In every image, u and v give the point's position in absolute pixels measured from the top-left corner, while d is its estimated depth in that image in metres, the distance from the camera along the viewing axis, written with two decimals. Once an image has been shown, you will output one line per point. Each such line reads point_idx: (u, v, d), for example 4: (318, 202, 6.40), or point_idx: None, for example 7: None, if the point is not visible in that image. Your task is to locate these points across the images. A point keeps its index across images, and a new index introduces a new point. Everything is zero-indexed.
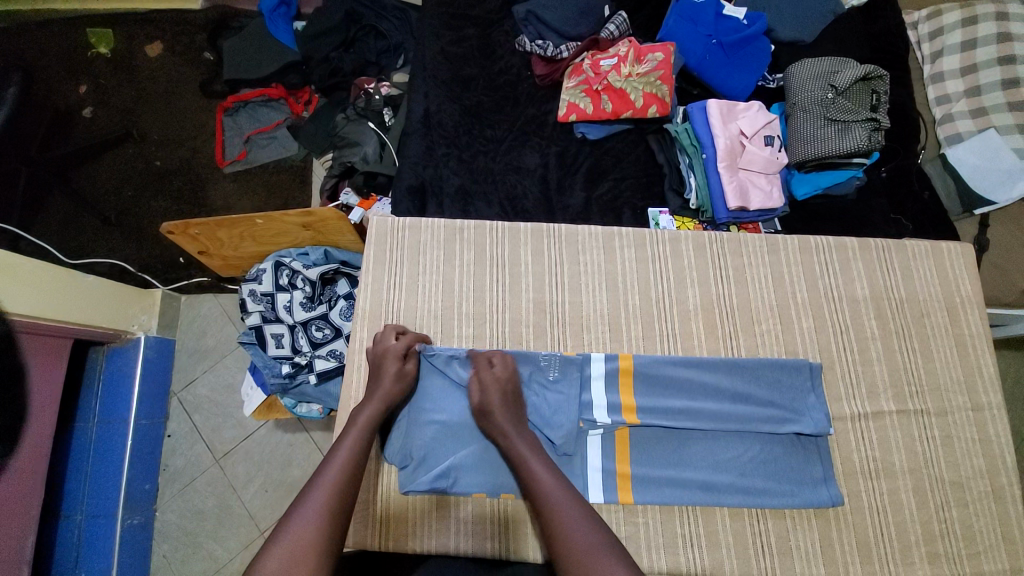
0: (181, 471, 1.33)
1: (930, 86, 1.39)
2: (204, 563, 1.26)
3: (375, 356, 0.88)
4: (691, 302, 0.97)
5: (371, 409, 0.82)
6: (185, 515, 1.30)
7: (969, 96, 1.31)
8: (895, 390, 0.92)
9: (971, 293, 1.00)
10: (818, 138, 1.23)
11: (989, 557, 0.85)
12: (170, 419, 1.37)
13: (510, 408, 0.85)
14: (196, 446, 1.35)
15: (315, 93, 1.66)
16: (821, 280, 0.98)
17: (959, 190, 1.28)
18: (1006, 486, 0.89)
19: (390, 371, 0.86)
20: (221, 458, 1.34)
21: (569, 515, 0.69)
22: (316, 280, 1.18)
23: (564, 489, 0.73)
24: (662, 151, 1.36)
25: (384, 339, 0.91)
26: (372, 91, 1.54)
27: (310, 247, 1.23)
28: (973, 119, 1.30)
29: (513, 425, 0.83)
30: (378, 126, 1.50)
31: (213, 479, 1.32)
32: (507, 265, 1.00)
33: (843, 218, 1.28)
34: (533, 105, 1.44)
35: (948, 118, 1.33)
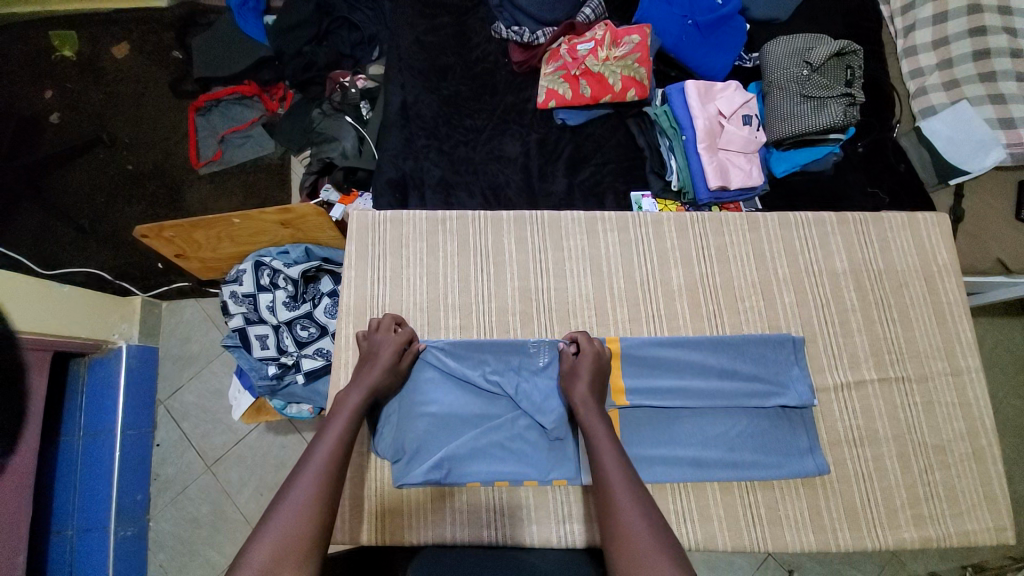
0: (173, 479, 1.31)
1: (903, 60, 1.40)
2: (202, 569, 1.25)
3: (369, 348, 0.87)
4: (675, 282, 0.98)
5: (357, 395, 0.81)
6: (180, 523, 1.28)
7: (942, 68, 1.34)
8: (876, 359, 0.94)
9: (948, 261, 1.02)
10: (794, 115, 1.25)
11: (973, 516, 0.88)
12: (157, 428, 1.35)
13: (595, 390, 0.83)
14: (187, 453, 1.33)
15: (289, 89, 1.62)
16: (802, 256, 0.99)
17: (934, 160, 1.30)
18: (987, 447, 0.91)
19: (380, 363, 0.85)
20: (213, 464, 1.33)
21: (624, 503, 0.68)
22: (298, 279, 1.16)
23: (624, 475, 0.71)
24: (642, 134, 1.36)
25: (373, 331, 0.90)
26: (347, 84, 1.52)
27: (290, 246, 1.21)
28: (946, 91, 1.32)
29: (590, 407, 0.81)
30: (356, 120, 1.48)
31: (206, 485, 1.31)
32: (491, 254, 0.99)
33: (822, 194, 1.29)
34: (512, 93, 1.42)
35: (922, 91, 1.35)
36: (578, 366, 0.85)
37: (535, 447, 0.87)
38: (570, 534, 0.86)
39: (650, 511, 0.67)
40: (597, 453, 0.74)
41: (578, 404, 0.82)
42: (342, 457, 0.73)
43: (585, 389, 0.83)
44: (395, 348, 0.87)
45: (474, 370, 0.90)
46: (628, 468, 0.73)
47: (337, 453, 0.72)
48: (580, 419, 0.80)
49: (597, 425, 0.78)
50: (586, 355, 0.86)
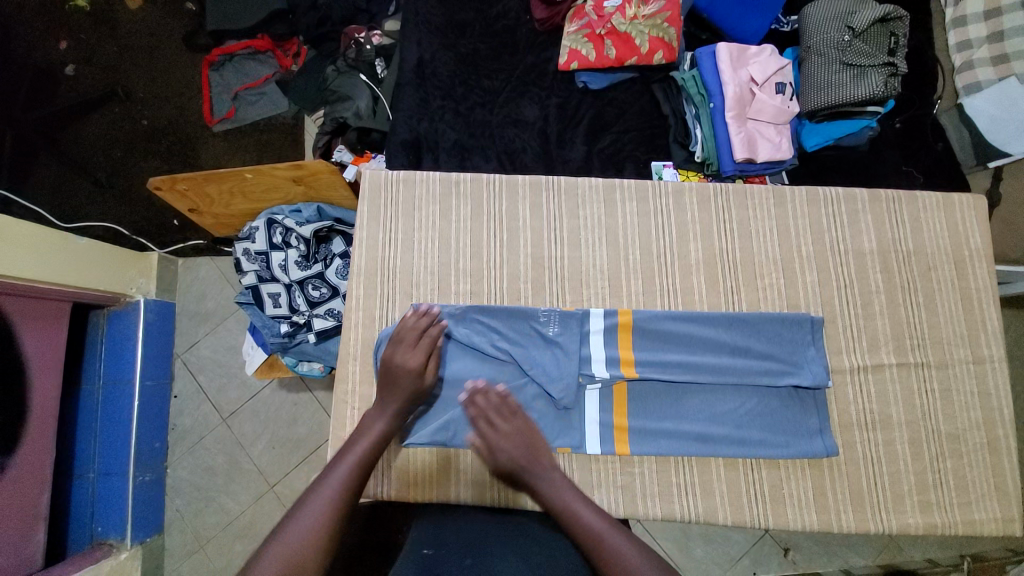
0: (189, 429, 1.36)
1: (950, 32, 1.31)
2: (218, 515, 1.31)
3: (392, 369, 0.85)
4: (694, 257, 0.94)
5: (384, 417, 0.82)
6: (197, 471, 1.34)
7: (991, 42, 1.25)
8: (897, 343, 0.91)
9: (981, 246, 0.97)
10: (832, 85, 1.17)
11: (981, 505, 0.87)
12: (175, 380, 1.39)
13: (516, 439, 0.82)
14: (202, 406, 1.38)
15: (303, 45, 1.59)
16: (829, 234, 0.95)
17: (973, 140, 1.24)
18: (1003, 438, 0.89)
19: (408, 385, 0.84)
20: (227, 417, 1.37)
21: (620, 547, 0.69)
22: (310, 238, 1.15)
23: (604, 520, 0.73)
24: (667, 101, 1.31)
25: (397, 345, 0.86)
26: (363, 41, 1.48)
27: (302, 205, 1.19)
28: (994, 66, 1.24)
29: (541, 464, 0.79)
30: (370, 79, 1.46)
31: (221, 436, 1.36)
32: (505, 220, 0.97)
33: (852, 171, 1.24)
34: (532, 53, 1.38)
35: (968, 65, 1.27)
36: (497, 438, 0.81)
37: (541, 415, 0.88)
38: None
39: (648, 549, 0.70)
40: (568, 505, 0.74)
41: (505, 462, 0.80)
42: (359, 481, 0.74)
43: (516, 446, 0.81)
44: (416, 375, 0.85)
45: (483, 338, 0.90)
46: (605, 513, 0.74)
47: (350, 484, 0.73)
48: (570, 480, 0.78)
49: (549, 479, 0.78)
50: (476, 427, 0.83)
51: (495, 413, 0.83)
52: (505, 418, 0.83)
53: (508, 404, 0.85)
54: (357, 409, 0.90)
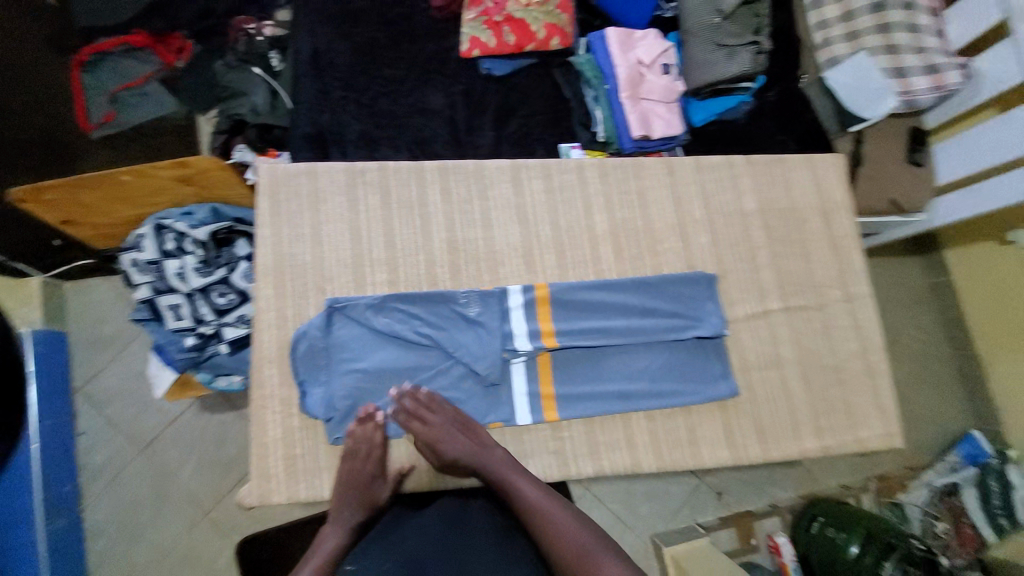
0: (103, 467, 1.24)
1: (810, 12, 1.49)
2: (149, 551, 1.22)
3: (347, 479, 0.82)
4: (599, 228, 1.00)
5: (338, 533, 0.83)
6: (119, 509, 1.23)
7: (843, 21, 1.43)
8: (781, 290, 1.01)
9: (843, 198, 1.09)
10: (708, 63, 1.29)
11: (866, 425, 0.98)
12: (78, 417, 1.26)
13: (465, 440, 0.84)
14: (115, 439, 1.26)
15: (186, 40, 1.47)
16: (716, 197, 1.04)
17: (835, 110, 1.43)
18: (877, 363, 1.01)
19: (364, 498, 0.83)
20: (145, 447, 1.26)
21: (562, 525, 0.78)
22: (207, 241, 1.08)
23: (543, 496, 0.81)
24: (568, 85, 1.39)
25: (351, 460, 0.83)
26: (252, 32, 1.47)
27: (194, 207, 1.11)
28: (848, 42, 1.42)
29: (484, 452, 0.84)
30: (265, 72, 1.44)
31: (141, 468, 1.25)
32: (415, 207, 0.96)
33: (737, 141, 1.37)
34: (432, 41, 1.42)
35: (825, 43, 1.45)
36: (431, 434, 0.83)
37: (470, 394, 0.90)
38: None
39: (585, 520, 0.79)
40: (510, 488, 0.81)
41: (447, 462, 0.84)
42: None
43: (468, 452, 0.83)
44: (377, 485, 0.84)
45: (404, 325, 0.89)
46: (544, 489, 0.82)
47: None
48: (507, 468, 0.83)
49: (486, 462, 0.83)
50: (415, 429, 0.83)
51: (427, 408, 0.85)
52: (432, 409, 0.85)
53: (433, 399, 0.86)
54: (278, 413, 0.86)
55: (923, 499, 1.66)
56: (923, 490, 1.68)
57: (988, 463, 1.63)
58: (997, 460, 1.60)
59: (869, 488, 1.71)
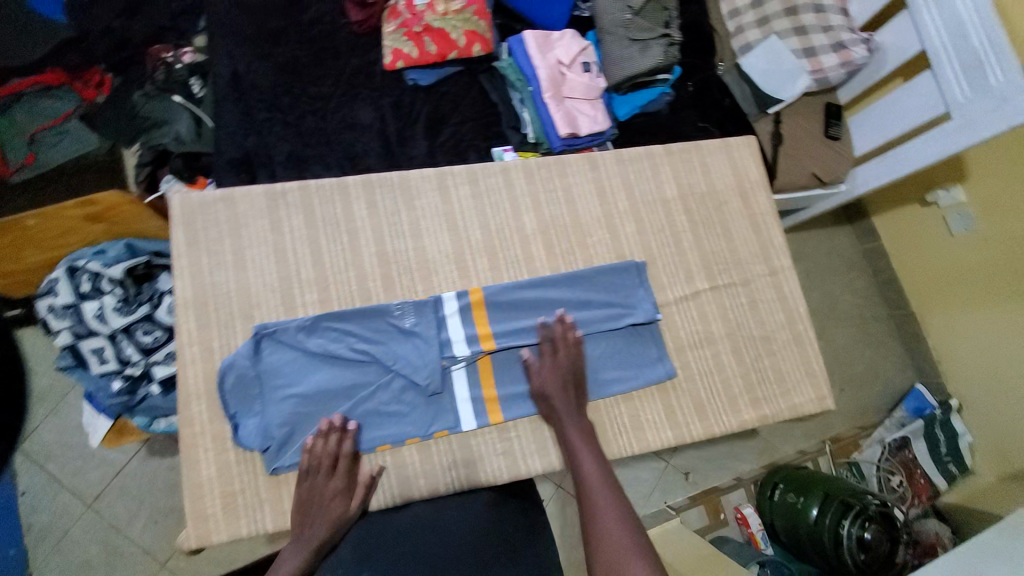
0: (49, 526, 1.22)
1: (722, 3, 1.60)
2: None
3: (308, 493, 0.81)
4: (529, 227, 1.01)
5: (299, 554, 0.77)
6: (68, 569, 1.21)
7: (754, 8, 1.53)
8: (707, 270, 1.05)
9: (758, 177, 1.14)
10: (624, 59, 1.34)
11: (799, 390, 1.03)
12: (18, 476, 1.24)
13: (566, 396, 0.89)
14: (59, 496, 1.24)
15: (106, 73, 1.46)
16: (638, 187, 1.07)
17: (753, 93, 1.51)
18: (803, 330, 1.06)
19: (327, 515, 0.80)
20: (93, 502, 1.25)
21: (605, 514, 0.78)
22: (125, 279, 1.04)
23: (602, 480, 0.82)
24: (495, 90, 1.41)
25: (311, 473, 0.81)
26: (171, 60, 1.47)
27: (107, 244, 1.06)
28: (760, 28, 1.51)
29: (572, 412, 0.88)
30: (186, 99, 1.43)
31: (90, 524, 1.24)
32: (341, 224, 0.95)
33: (661, 131, 1.42)
34: (356, 55, 1.42)
35: (739, 31, 1.54)
36: (550, 370, 0.90)
37: (412, 407, 0.88)
38: (458, 478, 0.89)
39: (631, 516, 0.78)
40: (578, 460, 0.84)
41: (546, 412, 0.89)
42: None
43: (565, 405, 0.88)
44: (340, 500, 0.81)
45: (339, 344, 0.88)
46: (606, 470, 0.83)
47: None
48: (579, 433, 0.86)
49: (570, 424, 0.87)
50: (538, 369, 0.90)
51: (563, 348, 0.92)
52: (568, 352, 0.92)
53: (578, 347, 0.93)
54: (211, 450, 0.84)
55: (875, 456, 1.73)
56: (875, 448, 1.75)
57: (934, 415, 1.74)
58: (941, 409, 1.75)
59: (824, 451, 1.77)
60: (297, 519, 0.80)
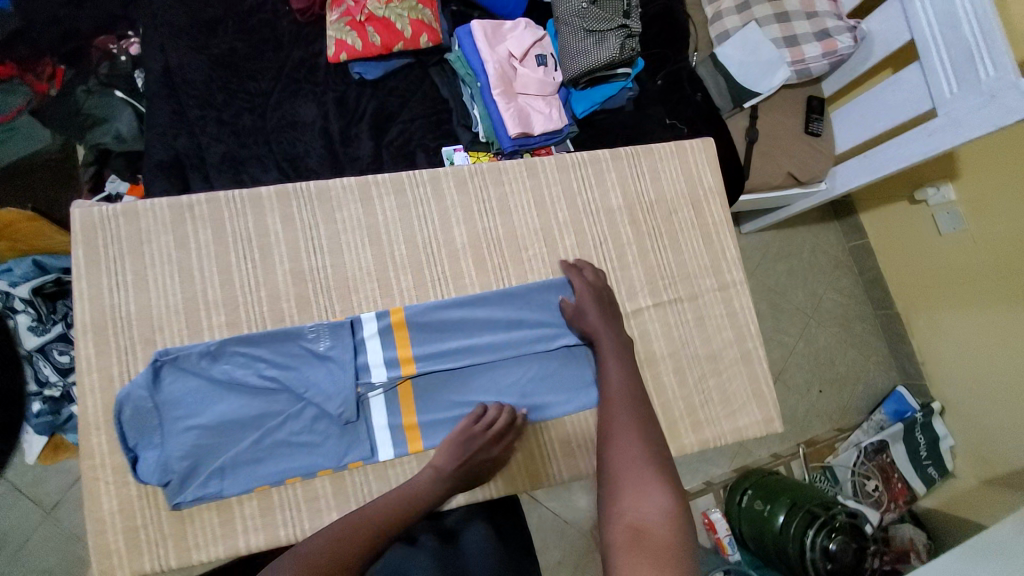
0: (8, 536, 1.16)
1: None
2: None
3: (468, 438, 0.82)
4: (458, 241, 0.94)
5: (435, 480, 0.79)
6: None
7: None
8: (650, 286, 0.98)
9: (713, 183, 1.06)
10: (579, 52, 1.25)
11: (744, 413, 0.97)
12: None
13: (609, 321, 0.89)
14: (18, 504, 1.17)
15: (59, 65, 1.36)
16: (580, 196, 0.99)
17: (728, 87, 1.40)
18: (753, 349, 1.00)
19: (477, 462, 0.82)
20: (53, 509, 1.18)
21: (623, 434, 0.76)
22: (34, 298, 1.03)
23: (628, 401, 0.80)
24: (446, 86, 1.33)
25: (479, 426, 0.83)
26: (115, 52, 1.36)
27: (13, 262, 1.03)
28: (739, 14, 1.42)
29: (611, 331, 0.88)
30: (128, 95, 1.34)
31: (52, 533, 1.18)
32: (253, 239, 0.89)
33: (621, 129, 1.33)
34: (298, 47, 1.32)
35: (717, 17, 1.43)
36: (585, 301, 0.90)
37: (325, 436, 0.83)
38: None
39: (652, 441, 0.75)
40: (606, 379, 0.84)
41: (592, 336, 0.88)
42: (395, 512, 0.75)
43: (604, 327, 0.88)
44: (493, 457, 0.83)
45: (247, 370, 0.83)
46: (634, 392, 0.82)
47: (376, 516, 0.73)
48: (609, 356, 0.86)
49: (610, 346, 0.87)
50: (584, 290, 0.90)
51: (596, 287, 0.92)
52: (599, 287, 0.92)
53: (606, 285, 0.93)
54: (112, 482, 0.80)
55: (851, 460, 1.61)
56: (851, 452, 1.63)
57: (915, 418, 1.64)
58: (923, 412, 1.64)
59: (797, 454, 1.67)
60: (446, 454, 0.81)
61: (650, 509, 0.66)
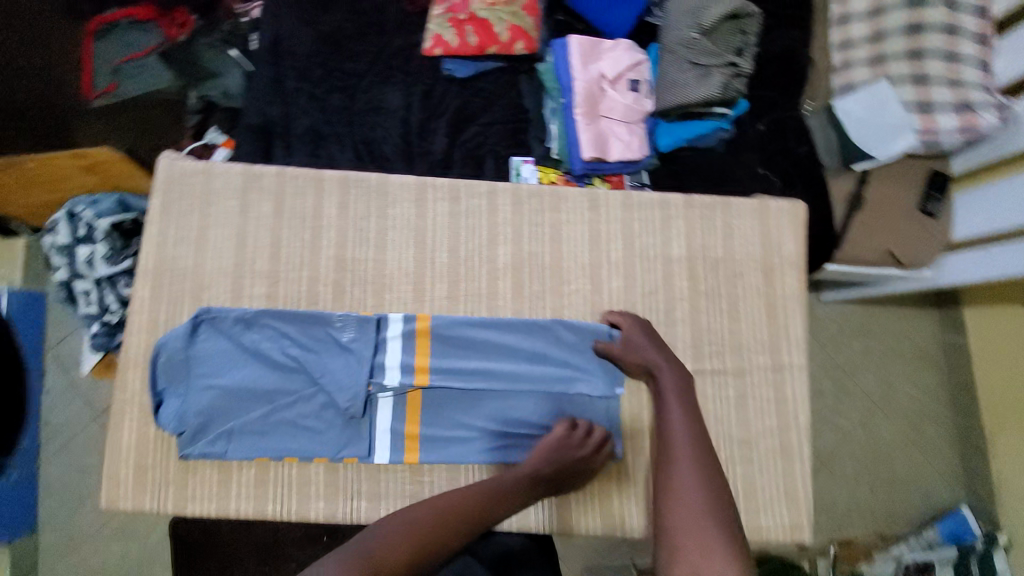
0: (63, 426, 1.29)
1: (833, 29, 1.30)
2: (93, 514, 1.26)
3: (564, 451, 0.80)
4: (501, 261, 0.91)
5: (528, 481, 0.79)
6: (71, 470, 1.27)
7: (871, 42, 1.25)
8: (695, 351, 0.89)
9: (795, 253, 0.95)
10: (677, 83, 1.19)
11: (770, 513, 0.86)
12: (47, 374, 1.31)
13: (670, 359, 0.84)
14: (75, 402, 1.30)
15: (192, 15, 1.43)
16: (639, 239, 0.93)
17: (841, 142, 1.25)
18: (797, 446, 0.88)
19: (567, 475, 0.81)
20: (101, 414, 1.30)
21: (684, 487, 0.70)
22: (112, 231, 1.13)
23: (692, 448, 0.74)
24: (530, 95, 1.29)
25: (568, 443, 0.81)
26: (240, 13, 1.44)
27: (103, 196, 1.17)
28: (870, 68, 1.25)
29: (675, 369, 0.83)
30: (242, 53, 1.41)
31: (95, 434, 1.29)
32: (308, 219, 0.91)
33: (705, 171, 1.24)
34: (399, 35, 1.33)
35: (845, 66, 1.28)
36: (636, 345, 0.85)
37: (329, 425, 0.84)
38: (356, 510, 0.84)
39: (716, 498, 0.70)
40: (668, 420, 0.78)
41: (654, 373, 0.83)
42: (485, 504, 0.75)
43: (665, 368, 0.83)
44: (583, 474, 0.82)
45: (273, 343, 0.85)
46: (699, 438, 0.76)
47: (469, 502, 0.74)
48: (666, 399, 0.80)
49: (672, 386, 0.81)
50: (631, 328, 0.86)
51: (638, 328, 0.86)
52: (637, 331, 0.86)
53: (649, 326, 0.87)
54: (135, 420, 0.86)
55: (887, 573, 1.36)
56: (888, 563, 1.37)
57: (973, 546, 1.35)
58: (983, 542, 1.34)
59: (826, 553, 1.43)
60: (545, 460, 0.80)
61: (709, 571, 0.64)
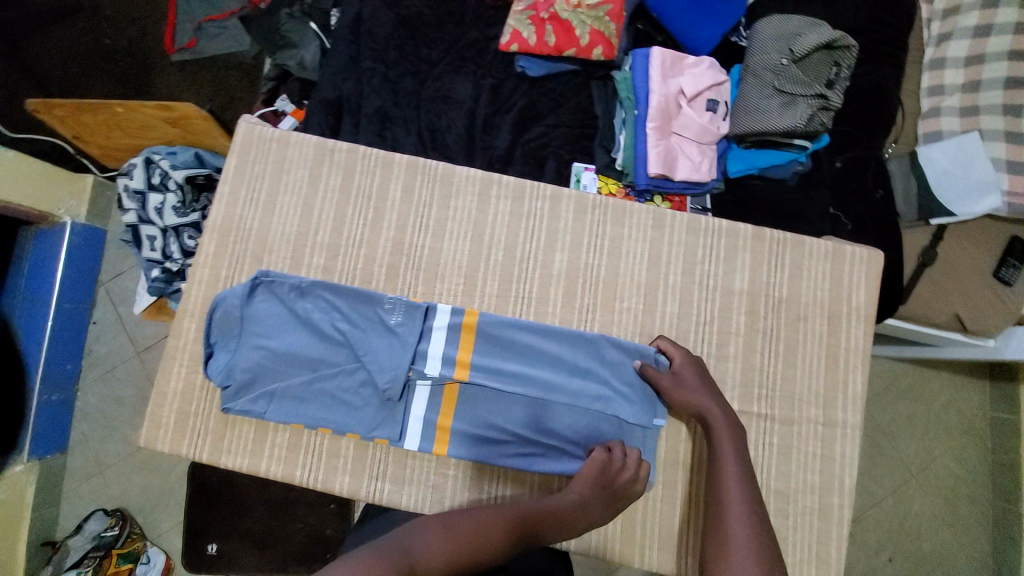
0: (104, 357, 1.34)
1: (926, 73, 1.24)
2: (119, 445, 1.31)
3: (608, 475, 0.78)
4: (556, 267, 0.90)
5: (572, 504, 0.76)
6: (106, 400, 1.33)
7: (965, 91, 1.18)
8: (742, 389, 0.87)
9: (864, 305, 0.90)
10: (759, 109, 1.14)
11: (797, 569, 0.83)
12: (96, 306, 1.36)
13: (721, 403, 0.81)
14: (119, 336, 1.35)
15: None
16: (700, 266, 0.90)
17: (919, 192, 1.18)
18: (836, 506, 0.84)
19: (606, 501, 0.78)
20: (142, 351, 1.35)
21: (734, 541, 0.68)
22: (185, 184, 1.18)
23: (744, 503, 0.72)
24: (600, 102, 1.26)
25: (611, 468, 0.79)
26: None
27: (181, 149, 1.22)
28: (961, 118, 1.18)
29: (727, 414, 0.80)
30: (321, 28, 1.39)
31: (133, 369, 1.34)
32: (373, 200, 0.92)
33: (772, 204, 1.19)
34: (477, 27, 1.33)
35: (934, 112, 1.21)
36: (689, 382, 0.82)
37: (365, 403, 0.85)
38: (379, 491, 0.85)
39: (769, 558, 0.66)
40: (720, 467, 0.76)
41: (704, 414, 0.81)
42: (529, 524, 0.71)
43: (718, 411, 0.80)
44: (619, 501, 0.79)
45: (322, 315, 0.86)
46: (750, 493, 0.73)
47: (513, 517, 0.70)
48: (719, 444, 0.78)
49: (726, 431, 0.79)
50: (682, 364, 0.84)
51: (690, 366, 0.84)
52: (694, 369, 0.84)
53: (700, 363, 0.85)
54: (184, 367, 0.89)
55: None
56: None
57: None
58: None
59: None
60: (590, 483, 0.77)
61: None
